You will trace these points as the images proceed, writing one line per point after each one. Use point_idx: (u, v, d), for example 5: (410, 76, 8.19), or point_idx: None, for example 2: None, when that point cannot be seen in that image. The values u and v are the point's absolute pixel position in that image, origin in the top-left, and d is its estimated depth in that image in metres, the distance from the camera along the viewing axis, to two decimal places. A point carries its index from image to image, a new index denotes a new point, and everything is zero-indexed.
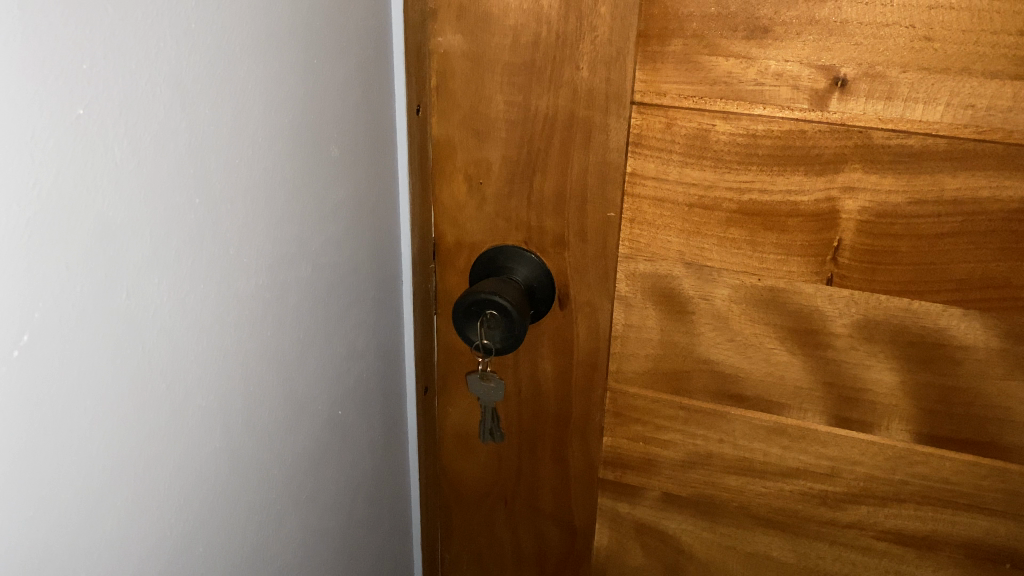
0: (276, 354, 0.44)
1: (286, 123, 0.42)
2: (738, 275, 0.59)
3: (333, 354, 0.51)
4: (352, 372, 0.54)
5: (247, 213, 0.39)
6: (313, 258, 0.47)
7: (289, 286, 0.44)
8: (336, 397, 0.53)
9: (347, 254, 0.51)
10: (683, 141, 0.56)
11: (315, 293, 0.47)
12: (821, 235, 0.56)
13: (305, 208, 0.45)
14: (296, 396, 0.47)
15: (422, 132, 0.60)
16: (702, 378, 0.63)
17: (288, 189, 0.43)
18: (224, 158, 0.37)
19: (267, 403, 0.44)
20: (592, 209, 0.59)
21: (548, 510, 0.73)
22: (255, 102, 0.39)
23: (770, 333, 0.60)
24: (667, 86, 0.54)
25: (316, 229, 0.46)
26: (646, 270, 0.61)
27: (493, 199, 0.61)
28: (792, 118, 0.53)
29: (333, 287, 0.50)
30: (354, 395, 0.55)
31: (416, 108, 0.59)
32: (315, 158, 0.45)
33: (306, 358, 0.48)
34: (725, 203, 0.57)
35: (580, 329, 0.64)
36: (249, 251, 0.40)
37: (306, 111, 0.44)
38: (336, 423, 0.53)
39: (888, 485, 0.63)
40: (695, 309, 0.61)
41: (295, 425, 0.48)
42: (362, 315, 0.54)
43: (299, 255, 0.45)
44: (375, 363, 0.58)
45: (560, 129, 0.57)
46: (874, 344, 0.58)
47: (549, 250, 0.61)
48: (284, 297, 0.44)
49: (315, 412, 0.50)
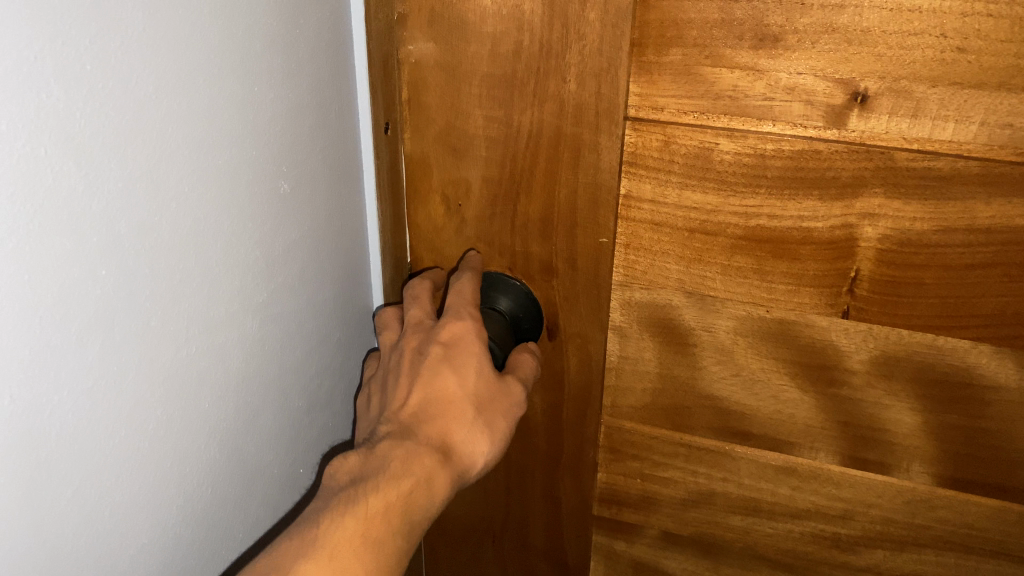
0: (218, 425, 0.39)
1: (222, 163, 0.36)
2: (744, 306, 0.53)
3: (291, 411, 0.46)
4: (315, 425, 0.49)
5: (176, 273, 0.34)
6: (261, 310, 0.41)
7: (232, 348, 0.39)
8: (296, 456, 0.48)
9: (305, 300, 0.45)
10: (683, 160, 0.50)
11: (265, 348, 0.42)
12: (836, 264, 0.50)
13: (250, 255, 0.39)
14: (244, 467, 0.42)
15: (394, 150, 0.54)
16: (704, 414, 0.58)
17: (227, 238, 0.37)
18: (140, 219, 0.31)
19: (207, 482, 0.39)
20: (581, 234, 0.53)
21: (540, 548, 0.67)
22: (179, 146, 0.33)
23: (779, 367, 0.55)
24: (665, 101, 0.48)
25: (264, 278, 0.41)
26: (643, 299, 0.55)
27: (473, 222, 0.55)
28: (805, 137, 0.47)
29: (290, 336, 0.44)
30: (317, 448, 0.50)
31: (385, 125, 0.53)
32: (260, 200, 0.40)
33: (256, 422, 0.42)
34: (730, 228, 0.51)
35: (571, 362, 0.58)
36: (178, 315, 0.35)
37: (247, 147, 0.38)
38: (296, 483, 0.48)
39: (907, 530, 0.58)
40: (697, 341, 0.55)
41: (244, 498, 0.42)
42: (326, 361, 0.49)
43: (242, 310, 0.39)
44: (342, 411, 0.53)
45: (545, 147, 0.51)
46: (893, 382, 0.53)
47: (535, 277, 0.56)
48: (225, 361, 0.39)
49: (269, 478, 0.45)
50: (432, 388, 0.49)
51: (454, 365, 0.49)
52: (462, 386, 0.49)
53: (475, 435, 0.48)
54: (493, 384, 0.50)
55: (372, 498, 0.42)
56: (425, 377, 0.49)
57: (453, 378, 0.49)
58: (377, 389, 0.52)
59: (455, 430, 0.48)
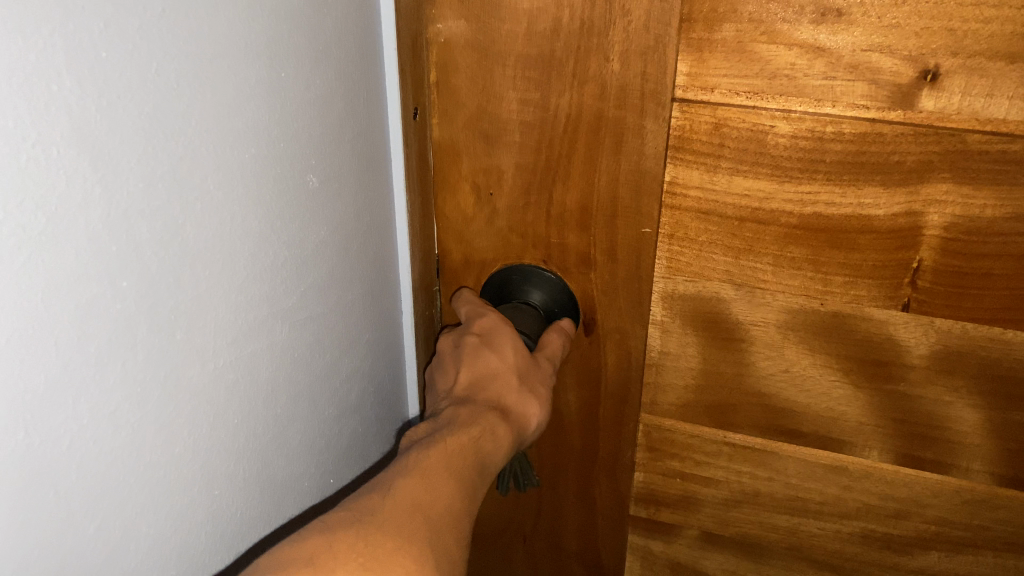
0: (247, 440, 0.36)
1: (248, 158, 0.33)
2: (796, 298, 0.50)
3: (321, 420, 0.43)
4: (345, 431, 0.46)
5: (202, 279, 0.31)
6: (290, 314, 0.38)
7: (261, 358, 0.36)
8: (326, 465, 0.45)
9: (333, 301, 0.42)
10: (734, 144, 0.47)
11: (294, 355, 0.39)
12: (898, 254, 0.47)
13: (279, 256, 0.36)
14: (274, 484, 0.39)
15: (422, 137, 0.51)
16: (750, 411, 0.55)
17: (254, 239, 0.34)
18: (164, 224, 0.28)
19: (237, 502, 0.36)
20: (623, 224, 0.50)
21: (573, 549, 0.65)
22: (203, 141, 0.30)
23: (832, 362, 0.52)
24: (716, 81, 0.45)
25: (293, 281, 0.38)
26: (687, 291, 0.52)
27: (506, 212, 0.52)
28: (868, 119, 0.44)
29: (318, 341, 0.41)
30: (346, 456, 0.47)
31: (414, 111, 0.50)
32: (288, 196, 0.36)
33: (286, 435, 0.39)
34: (783, 216, 0.48)
35: (609, 358, 0.55)
36: (205, 325, 0.32)
37: (273, 139, 0.35)
38: (327, 494, 0.45)
39: (964, 531, 0.55)
40: (744, 335, 0.53)
41: (276, 515, 0.40)
42: (355, 363, 0.46)
43: (272, 315, 0.36)
44: (370, 415, 0.50)
45: (585, 132, 0.48)
46: (954, 378, 0.50)
47: (572, 270, 0.53)
48: (255, 371, 0.36)
49: (300, 492, 0.42)
50: (474, 370, 0.50)
51: (489, 344, 0.50)
52: (501, 359, 0.49)
53: (524, 401, 0.49)
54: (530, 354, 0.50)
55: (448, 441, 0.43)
56: (466, 362, 0.50)
57: (493, 355, 0.50)
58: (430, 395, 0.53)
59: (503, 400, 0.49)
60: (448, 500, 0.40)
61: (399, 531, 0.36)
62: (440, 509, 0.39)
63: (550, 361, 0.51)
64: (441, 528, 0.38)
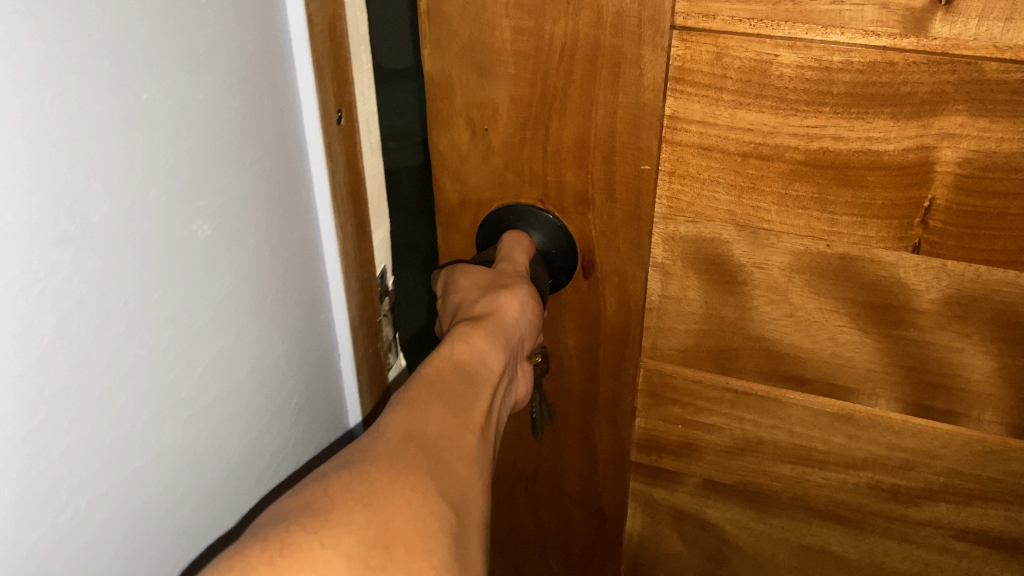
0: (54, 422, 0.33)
1: (80, 187, 0.33)
2: (802, 239, 0.48)
3: (188, 430, 0.43)
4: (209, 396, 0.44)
5: (15, 314, 0.31)
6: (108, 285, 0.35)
7: (102, 377, 0.36)
8: (198, 483, 0.44)
9: (198, 313, 0.42)
10: (737, 75, 0.44)
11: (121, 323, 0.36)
12: (908, 193, 0.45)
13: (124, 275, 0.36)
14: (121, 511, 0.39)
15: (348, 130, 0.50)
16: (753, 357, 0.54)
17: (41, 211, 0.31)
18: None
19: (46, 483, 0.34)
20: (621, 161, 0.48)
21: (574, 495, 0.64)
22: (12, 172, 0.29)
23: (838, 307, 0.50)
24: (718, 7, 0.43)
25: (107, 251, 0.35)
26: (687, 232, 0.50)
27: (501, 149, 0.50)
28: (878, 47, 0.41)
29: (174, 363, 0.41)
30: (224, 427, 0.46)
31: (338, 114, 0.49)
32: (89, 160, 0.33)
33: (141, 455, 0.39)
34: (788, 153, 0.46)
35: (608, 301, 0.54)
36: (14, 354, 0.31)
37: (109, 168, 0.34)
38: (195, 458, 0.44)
39: (975, 483, 0.53)
40: (747, 279, 0.51)
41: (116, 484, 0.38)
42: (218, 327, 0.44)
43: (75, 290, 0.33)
44: (254, 431, 0.49)
45: (581, 63, 0.46)
46: (966, 324, 0.48)
47: (569, 210, 0.51)
48: (55, 350, 0.33)
49: (160, 515, 0.42)
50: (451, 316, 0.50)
51: (453, 289, 0.51)
52: (466, 290, 0.50)
53: (496, 300, 0.48)
54: (486, 268, 0.50)
55: (427, 364, 0.43)
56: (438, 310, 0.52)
57: (454, 292, 0.50)
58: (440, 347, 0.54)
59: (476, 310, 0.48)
60: (441, 418, 0.40)
61: (397, 463, 0.35)
62: (437, 436, 0.38)
63: (513, 265, 0.51)
64: (445, 449, 0.38)
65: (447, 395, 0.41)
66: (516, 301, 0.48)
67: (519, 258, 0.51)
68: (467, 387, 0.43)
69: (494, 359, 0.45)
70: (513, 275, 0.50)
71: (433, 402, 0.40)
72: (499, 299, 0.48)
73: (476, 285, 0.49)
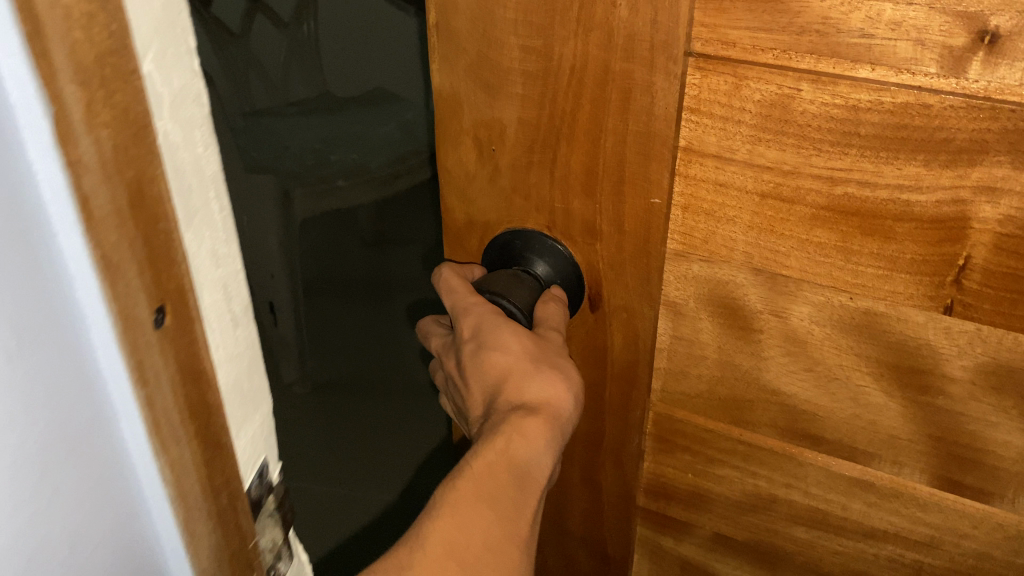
0: None
1: None
2: (823, 289, 0.44)
3: None
4: None
5: None
6: None
7: None
8: None
9: None
10: (757, 109, 0.41)
11: None
12: (941, 248, 0.40)
13: None
14: None
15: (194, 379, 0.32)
16: (767, 411, 0.50)
17: None
18: None
19: None
20: (630, 192, 0.45)
21: (577, 535, 0.60)
22: None
23: (862, 365, 0.45)
24: (737, 35, 0.39)
25: None
26: (700, 273, 0.47)
27: (508, 171, 0.48)
28: (912, 87, 0.37)
29: None
30: None
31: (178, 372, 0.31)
32: None
33: None
34: (810, 196, 0.42)
35: (615, 338, 0.50)
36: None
37: None
38: None
39: (1006, 568, 0.49)
40: (762, 327, 0.47)
41: None
42: None
43: None
44: None
45: (591, 86, 0.43)
46: (1003, 397, 0.43)
47: (577, 239, 0.48)
48: None
49: None
50: (485, 377, 0.48)
51: (488, 345, 0.47)
52: (507, 354, 0.47)
53: (543, 384, 0.46)
54: (533, 335, 0.47)
55: (474, 462, 0.43)
56: (472, 368, 0.48)
57: (497, 352, 0.47)
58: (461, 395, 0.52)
59: (526, 397, 0.46)
60: (484, 530, 0.41)
61: None
62: (479, 550, 0.40)
63: (556, 331, 0.48)
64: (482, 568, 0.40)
65: (493, 498, 0.42)
66: (567, 395, 0.47)
67: (558, 324, 0.48)
68: (519, 492, 0.43)
69: (544, 460, 0.45)
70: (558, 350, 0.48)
71: (479, 508, 0.41)
72: (553, 391, 0.47)
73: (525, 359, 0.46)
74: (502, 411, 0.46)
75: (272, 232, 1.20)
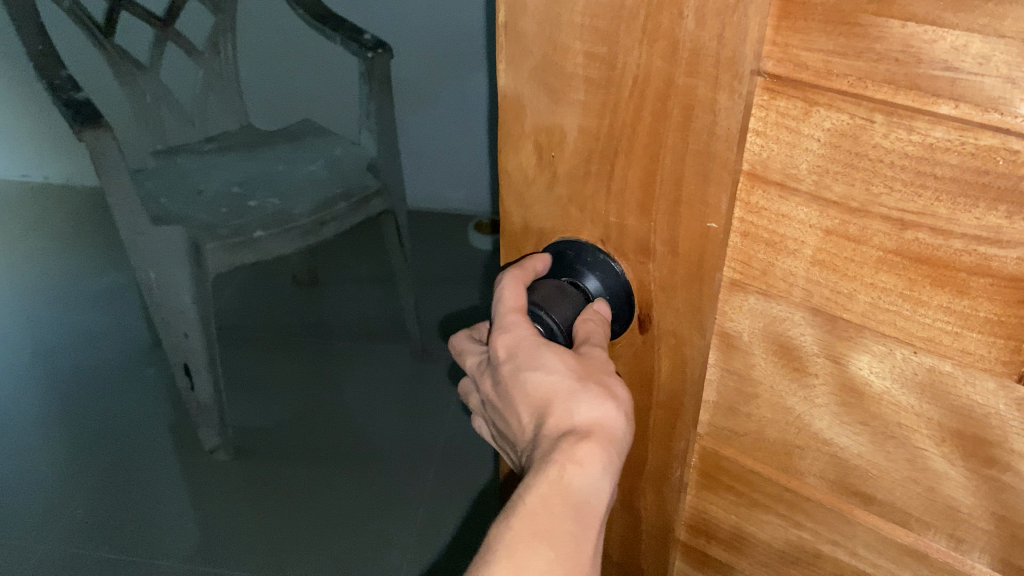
0: None
1: None
2: (887, 339, 0.41)
3: None
4: None
5: None
6: None
7: None
8: None
9: None
10: (828, 138, 0.38)
11: None
12: (1020, 311, 0.36)
13: None
14: None
15: None
16: (818, 461, 0.47)
17: None
18: None
19: None
20: (685, 215, 0.43)
21: (615, 558, 0.59)
22: None
23: (923, 426, 0.41)
24: (811, 58, 0.36)
25: None
26: (755, 306, 0.44)
27: (566, 179, 0.46)
28: (999, 129, 0.33)
29: None
30: None
31: None
32: None
33: None
34: (879, 238, 0.38)
35: (664, 361, 0.48)
36: None
37: None
38: None
39: None
40: (817, 371, 0.44)
41: None
42: None
43: None
44: None
45: (652, 99, 0.40)
46: None
47: (630, 257, 0.46)
48: None
49: None
50: (534, 396, 0.50)
51: (533, 365, 0.49)
52: (553, 372, 0.48)
53: (592, 402, 0.47)
54: (576, 353, 0.48)
55: (531, 497, 0.45)
56: (520, 391, 0.51)
57: (544, 372, 0.49)
58: (508, 420, 0.54)
59: (577, 419, 0.48)
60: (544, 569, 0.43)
61: None
62: None
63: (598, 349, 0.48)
64: None
65: (552, 531, 0.44)
66: (619, 415, 0.47)
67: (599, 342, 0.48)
68: (576, 524, 0.45)
69: (602, 488, 0.46)
70: (602, 366, 0.48)
71: (538, 548, 0.43)
72: (604, 411, 0.47)
73: (571, 377, 0.48)
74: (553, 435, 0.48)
75: (183, 296, 1.37)
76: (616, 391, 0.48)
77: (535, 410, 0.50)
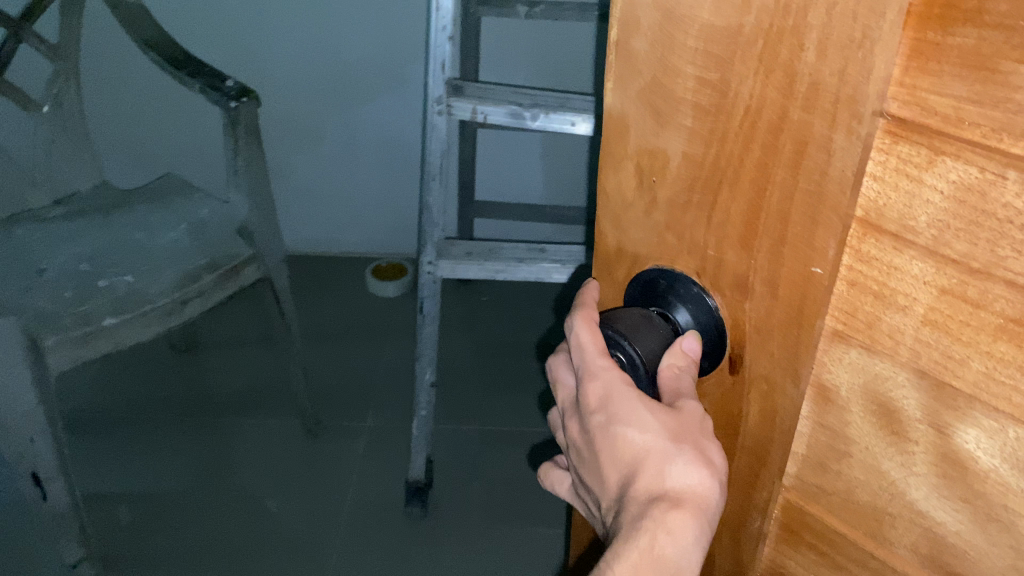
0: None
1: None
2: (999, 415, 0.37)
3: None
4: None
5: None
6: None
7: None
8: None
9: None
10: (951, 192, 0.35)
11: None
12: None
13: None
14: None
15: None
16: (910, 532, 0.44)
17: None
18: None
19: None
20: (788, 256, 0.40)
21: None
22: None
23: None
24: (940, 103, 0.33)
25: None
26: (856, 360, 0.41)
27: (666, 205, 0.45)
28: None
29: None
30: None
31: None
32: None
33: None
34: (999, 304, 0.35)
35: (754, 408, 0.46)
36: None
37: None
38: None
39: None
40: (918, 438, 0.41)
41: None
42: None
43: None
44: None
45: (763, 132, 0.38)
46: None
47: (726, 292, 0.44)
48: None
49: None
50: (624, 452, 0.49)
51: (623, 420, 0.48)
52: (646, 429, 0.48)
53: (686, 465, 0.47)
54: (667, 406, 0.47)
55: (620, 564, 0.47)
56: (609, 445, 0.50)
57: (636, 429, 0.48)
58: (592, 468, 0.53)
59: (669, 482, 0.47)
60: None
61: None
62: None
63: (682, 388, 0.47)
64: None
65: None
66: (714, 481, 0.47)
67: (684, 379, 0.47)
68: None
69: (693, 558, 0.47)
70: (693, 416, 0.47)
71: None
72: (698, 476, 0.46)
73: (663, 437, 0.47)
74: (644, 497, 0.48)
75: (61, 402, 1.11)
76: (708, 454, 0.47)
77: (622, 467, 0.49)
